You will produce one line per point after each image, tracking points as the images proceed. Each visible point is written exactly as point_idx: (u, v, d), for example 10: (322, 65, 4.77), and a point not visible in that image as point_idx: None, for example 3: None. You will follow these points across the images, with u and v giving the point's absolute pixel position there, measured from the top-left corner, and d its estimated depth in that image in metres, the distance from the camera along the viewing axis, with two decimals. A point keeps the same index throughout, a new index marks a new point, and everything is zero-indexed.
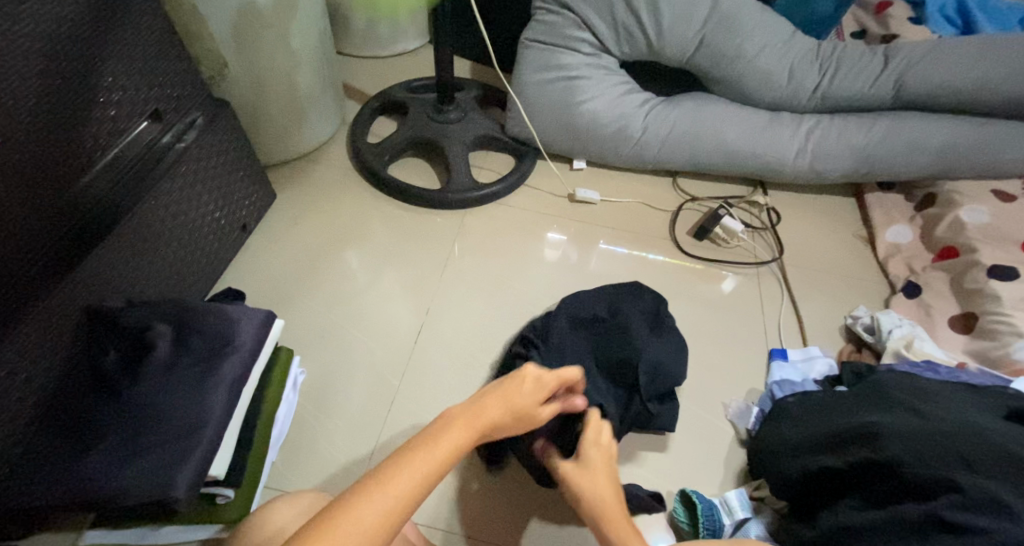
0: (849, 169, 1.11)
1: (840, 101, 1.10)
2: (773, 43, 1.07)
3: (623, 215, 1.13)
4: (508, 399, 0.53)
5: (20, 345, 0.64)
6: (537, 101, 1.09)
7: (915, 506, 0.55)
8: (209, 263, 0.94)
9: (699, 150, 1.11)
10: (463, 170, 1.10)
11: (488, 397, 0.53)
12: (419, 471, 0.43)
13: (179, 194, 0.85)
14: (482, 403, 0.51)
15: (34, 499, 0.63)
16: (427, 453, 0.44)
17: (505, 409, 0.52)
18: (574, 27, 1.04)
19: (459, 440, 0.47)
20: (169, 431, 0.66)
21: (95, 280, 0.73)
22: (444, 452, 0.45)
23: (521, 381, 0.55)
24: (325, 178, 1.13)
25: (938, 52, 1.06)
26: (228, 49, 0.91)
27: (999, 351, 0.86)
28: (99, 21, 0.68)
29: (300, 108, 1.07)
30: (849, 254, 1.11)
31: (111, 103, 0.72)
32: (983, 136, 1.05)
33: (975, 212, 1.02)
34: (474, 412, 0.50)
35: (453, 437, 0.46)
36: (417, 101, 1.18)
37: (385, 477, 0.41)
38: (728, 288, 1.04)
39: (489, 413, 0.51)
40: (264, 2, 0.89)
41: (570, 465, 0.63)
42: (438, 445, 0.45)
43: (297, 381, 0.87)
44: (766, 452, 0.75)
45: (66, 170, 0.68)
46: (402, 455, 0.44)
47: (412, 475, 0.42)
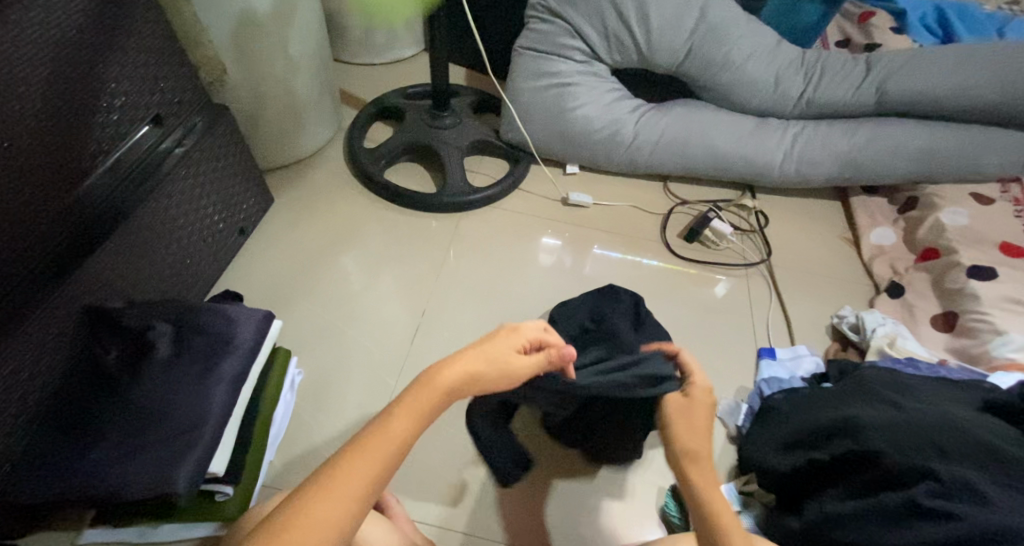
0: (834, 174, 1.14)
1: (825, 108, 1.13)
2: (759, 52, 1.10)
3: (615, 218, 1.15)
4: (466, 368, 0.51)
5: (24, 344, 0.65)
6: (531, 107, 1.11)
7: (895, 495, 0.57)
8: (208, 265, 0.95)
9: (688, 155, 1.13)
10: (458, 174, 1.12)
11: (437, 372, 0.50)
12: (369, 465, 0.43)
13: (179, 198, 0.86)
14: (441, 369, 0.50)
15: (39, 496, 0.64)
16: (373, 453, 0.44)
17: (466, 372, 0.51)
18: (566, 35, 1.07)
19: (410, 426, 0.46)
20: (170, 427, 0.67)
21: (96, 281, 0.74)
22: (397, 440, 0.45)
23: (493, 339, 0.54)
24: (322, 183, 1.15)
25: (917, 61, 1.10)
26: (228, 55, 0.93)
27: (978, 348, 0.89)
28: (104, 28, 0.70)
29: (297, 113, 1.08)
30: (835, 256, 1.14)
31: (114, 108, 0.73)
32: (962, 142, 1.09)
33: (955, 214, 1.06)
34: (426, 390, 0.49)
35: (402, 422, 0.46)
36: (412, 107, 1.20)
37: (331, 485, 0.41)
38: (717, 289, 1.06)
39: (444, 382, 0.50)
40: (263, 10, 0.91)
41: (678, 397, 0.62)
42: (387, 435, 0.45)
43: (294, 381, 0.88)
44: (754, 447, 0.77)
45: (69, 172, 0.69)
46: (351, 451, 0.44)
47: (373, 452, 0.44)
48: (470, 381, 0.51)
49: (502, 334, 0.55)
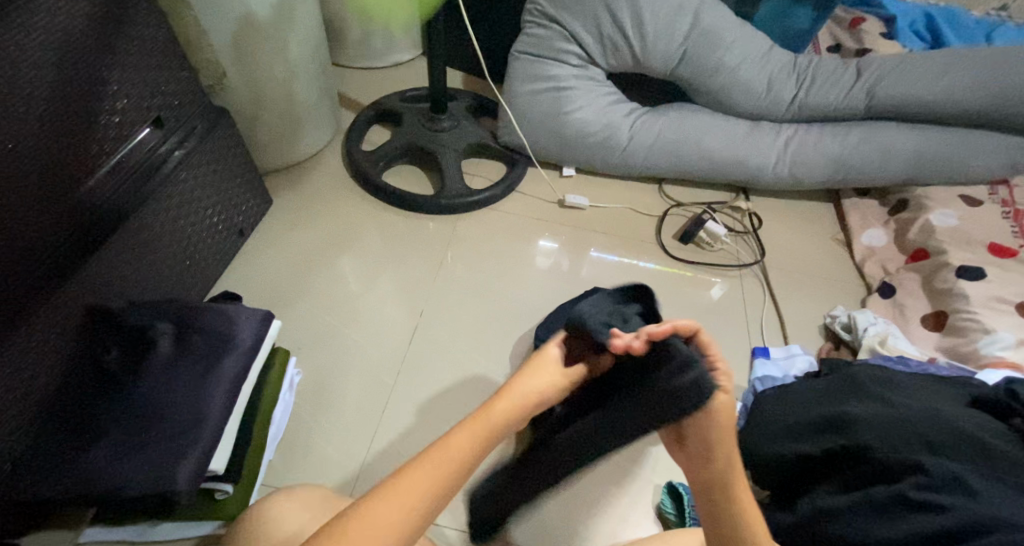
0: (826, 176, 1.15)
1: (817, 111, 1.15)
2: (752, 57, 1.12)
3: (611, 220, 1.17)
4: (524, 395, 0.50)
5: (28, 343, 0.66)
6: (527, 110, 1.13)
7: (885, 488, 0.58)
8: (207, 266, 0.96)
9: (683, 158, 1.15)
10: (456, 177, 1.13)
11: (502, 397, 0.49)
12: (417, 492, 0.43)
13: (179, 200, 0.87)
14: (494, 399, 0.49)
15: (42, 493, 0.65)
16: (433, 466, 0.44)
17: (516, 400, 0.49)
18: (562, 40, 1.08)
19: (471, 445, 0.46)
20: (171, 426, 0.68)
21: (98, 281, 0.75)
22: (457, 457, 0.45)
23: (540, 366, 0.52)
24: (320, 185, 1.16)
25: (906, 65, 1.12)
26: (228, 59, 0.94)
27: (967, 347, 0.90)
28: (106, 33, 0.71)
29: (296, 116, 1.09)
30: (827, 257, 1.16)
31: (116, 111, 0.74)
32: (951, 145, 1.11)
33: (945, 216, 1.08)
34: (487, 412, 0.48)
35: (463, 441, 0.46)
36: (410, 110, 1.21)
37: (368, 511, 0.41)
38: (712, 290, 1.08)
39: (497, 412, 0.48)
40: (262, 15, 0.92)
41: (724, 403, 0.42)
42: (448, 452, 0.45)
43: (293, 381, 0.88)
44: (747, 446, 0.78)
45: (72, 174, 0.70)
46: (420, 457, 0.45)
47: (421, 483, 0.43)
48: (520, 409, 0.49)
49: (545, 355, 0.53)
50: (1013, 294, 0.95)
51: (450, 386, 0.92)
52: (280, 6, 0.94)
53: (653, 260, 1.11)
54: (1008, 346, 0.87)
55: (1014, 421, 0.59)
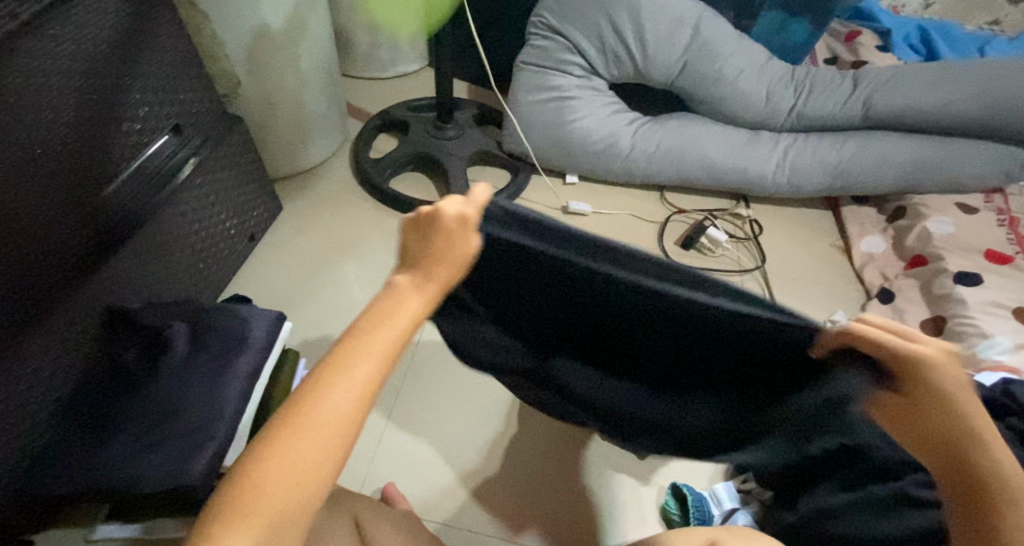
0: (824, 184, 1.18)
1: (815, 121, 1.18)
2: (751, 68, 1.15)
3: (614, 227, 1.19)
4: (415, 298, 0.41)
5: (46, 342, 0.68)
6: (532, 119, 1.16)
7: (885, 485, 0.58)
8: (218, 270, 0.98)
9: (684, 166, 1.17)
10: (461, 184, 1.16)
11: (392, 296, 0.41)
12: (309, 458, 0.37)
13: (195, 204, 0.89)
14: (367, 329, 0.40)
15: (60, 486, 0.66)
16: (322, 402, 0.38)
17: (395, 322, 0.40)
18: (566, 52, 1.11)
19: (347, 406, 0.38)
20: (186, 422, 0.69)
21: (117, 281, 0.77)
22: (349, 386, 0.38)
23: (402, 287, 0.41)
24: (328, 192, 1.18)
25: (901, 77, 1.15)
26: (243, 69, 0.97)
27: (966, 351, 0.92)
28: (131, 43, 0.74)
29: (306, 124, 1.12)
30: (827, 263, 1.17)
31: (137, 118, 0.77)
32: (947, 153, 1.13)
33: (942, 223, 1.10)
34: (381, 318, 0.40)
35: (338, 399, 0.37)
36: (417, 119, 1.24)
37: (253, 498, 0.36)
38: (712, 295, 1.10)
39: (398, 327, 0.40)
40: (277, 27, 0.95)
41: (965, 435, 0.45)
42: (341, 381, 0.38)
43: None
44: None
45: (94, 178, 0.72)
46: (289, 424, 0.37)
47: (304, 455, 0.36)
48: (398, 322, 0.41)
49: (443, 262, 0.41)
50: (1010, 299, 0.97)
51: (457, 389, 0.93)
52: (294, 18, 0.97)
53: None
54: (1005, 350, 0.89)
55: (1011, 419, 0.61)
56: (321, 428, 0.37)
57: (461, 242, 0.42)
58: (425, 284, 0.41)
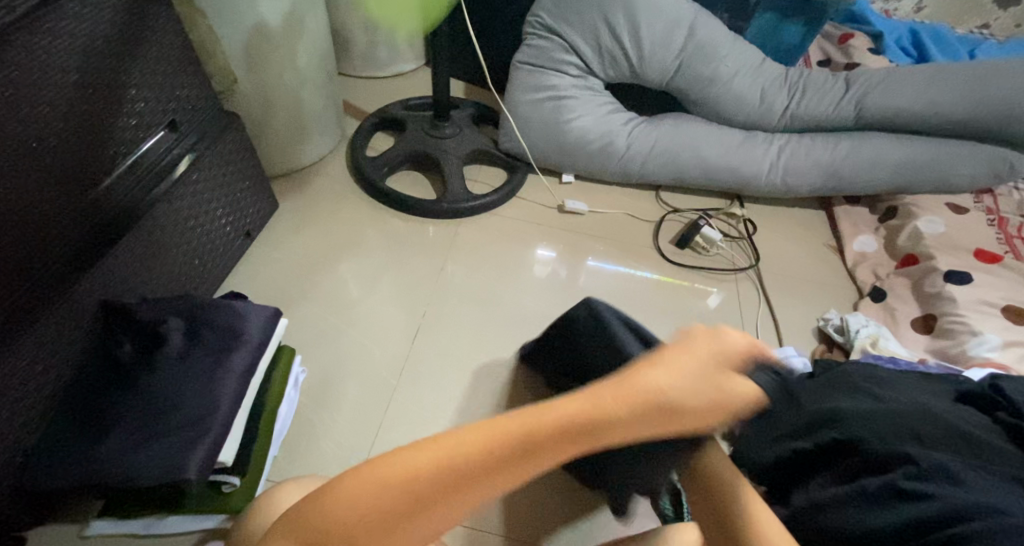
0: (818, 184, 1.19)
1: (808, 121, 1.19)
2: (745, 68, 1.16)
3: (609, 226, 1.19)
4: (620, 400, 0.37)
5: (40, 336, 0.68)
6: (528, 118, 1.16)
7: (876, 480, 0.57)
8: (215, 266, 0.98)
9: (680, 166, 1.18)
10: (458, 183, 1.16)
11: (599, 388, 0.38)
12: (421, 465, 0.35)
13: (191, 200, 0.89)
14: (549, 402, 0.37)
15: (55, 480, 0.66)
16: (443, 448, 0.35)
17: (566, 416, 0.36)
18: (562, 52, 1.12)
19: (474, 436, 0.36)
20: (183, 416, 0.69)
21: (113, 276, 0.77)
22: (478, 451, 0.35)
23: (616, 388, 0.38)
24: (325, 189, 1.19)
25: (894, 79, 1.17)
26: (240, 66, 0.97)
27: (955, 348, 0.93)
28: (128, 39, 0.74)
29: (303, 122, 1.12)
30: (820, 262, 1.19)
31: (133, 113, 0.77)
32: (938, 154, 1.15)
33: (932, 223, 1.12)
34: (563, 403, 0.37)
35: (474, 430, 0.36)
36: (414, 118, 1.25)
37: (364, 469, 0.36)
38: (707, 292, 1.11)
39: (553, 418, 0.36)
40: (275, 24, 0.95)
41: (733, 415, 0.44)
42: (464, 438, 0.35)
43: (298, 379, 0.90)
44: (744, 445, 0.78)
45: (91, 174, 0.72)
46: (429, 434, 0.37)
47: (428, 461, 0.35)
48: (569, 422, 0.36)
49: (654, 376, 0.39)
50: (998, 297, 0.98)
51: (453, 386, 0.93)
52: (291, 16, 0.97)
53: (651, 263, 1.14)
54: (994, 347, 0.90)
55: (1000, 413, 0.62)
56: (417, 472, 0.34)
57: (707, 370, 0.41)
58: (614, 389, 0.38)
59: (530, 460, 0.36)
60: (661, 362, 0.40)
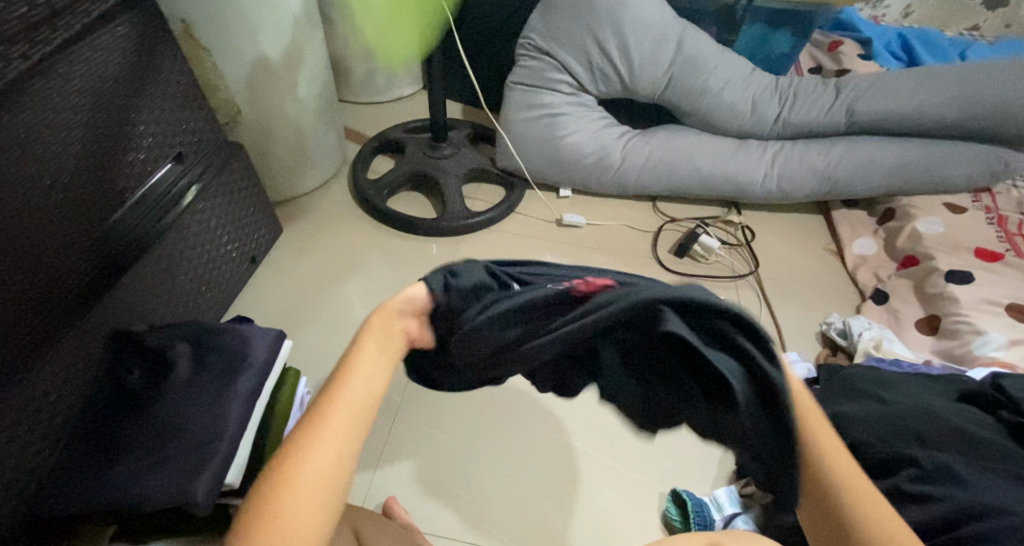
0: (813, 190, 1.20)
1: (800, 129, 1.21)
2: (735, 78, 1.18)
3: (609, 238, 1.20)
4: (378, 344, 0.46)
5: (51, 366, 0.70)
6: (524, 136, 1.19)
7: (880, 483, 0.58)
8: (223, 290, 1.01)
9: (676, 178, 1.20)
10: (456, 201, 1.18)
11: (337, 402, 0.42)
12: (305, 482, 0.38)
13: (198, 228, 0.92)
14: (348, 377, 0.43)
15: (67, 508, 0.67)
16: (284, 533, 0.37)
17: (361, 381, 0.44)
18: (554, 71, 1.15)
19: (340, 436, 0.40)
20: (186, 441, 0.69)
21: (119, 305, 0.79)
22: (306, 508, 0.38)
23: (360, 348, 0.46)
24: (326, 212, 1.21)
25: (883, 82, 1.18)
26: (243, 99, 1.01)
27: (961, 348, 0.93)
28: (136, 79, 0.77)
29: (305, 147, 1.15)
30: (821, 266, 1.19)
31: (142, 147, 0.80)
32: (931, 155, 1.15)
33: (931, 223, 1.13)
34: (323, 424, 0.41)
35: (333, 428, 0.40)
36: (413, 140, 1.27)
37: (274, 516, 0.37)
38: None
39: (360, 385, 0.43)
40: (275, 57, 0.99)
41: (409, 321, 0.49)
42: (301, 486, 0.38)
43: (303, 400, 0.89)
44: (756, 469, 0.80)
45: (100, 209, 0.75)
46: (293, 444, 0.40)
47: (317, 465, 0.39)
48: (364, 397, 0.43)
49: (380, 317, 0.47)
50: (1001, 295, 0.99)
51: (450, 417, 0.94)
52: (291, 48, 1.01)
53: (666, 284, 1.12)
54: (1000, 346, 0.91)
55: (1000, 411, 0.61)
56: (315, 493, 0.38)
57: (390, 340, 0.47)
58: (374, 335, 0.46)
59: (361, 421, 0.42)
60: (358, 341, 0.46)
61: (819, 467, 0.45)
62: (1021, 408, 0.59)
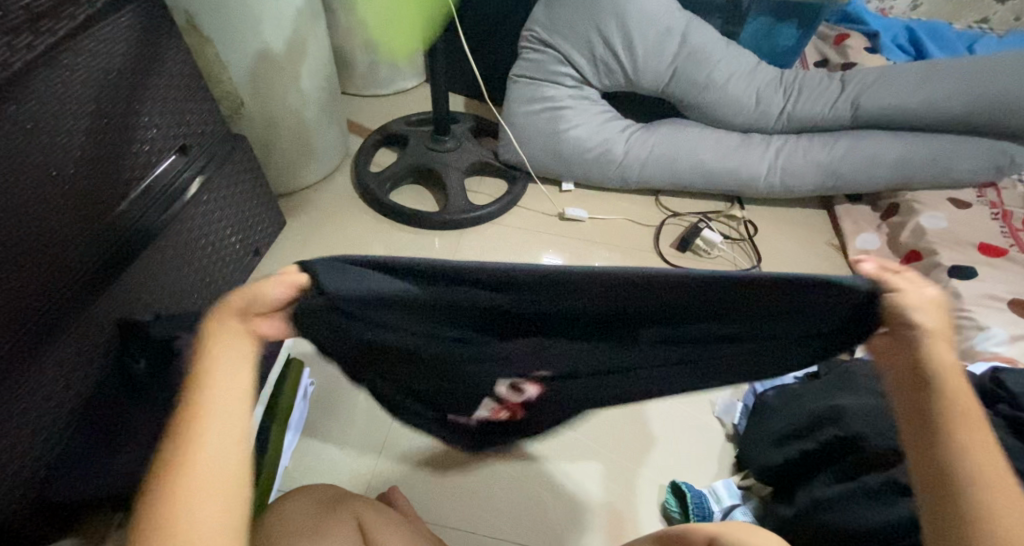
0: (817, 184, 1.20)
1: (804, 123, 1.20)
2: (739, 72, 1.18)
3: (611, 232, 1.21)
4: (231, 344, 0.43)
5: (61, 356, 0.70)
6: (526, 130, 1.19)
7: (878, 475, 0.61)
8: (226, 282, 1.01)
9: (678, 171, 1.20)
10: (458, 194, 1.18)
11: (204, 414, 0.40)
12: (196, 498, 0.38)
13: (202, 220, 0.93)
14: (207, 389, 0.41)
15: None
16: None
17: (224, 386, 0.42)
18: (557, 64, 1.14)
19: (219, 444, 0.40)
20: None
21: (125, 295, 0.80)
22: (207, 519, 0.38)
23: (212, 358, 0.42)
24: (329, 205, 1.22)
25: (888, 76, 1.17)
26: (246, 91, 1.01)
27: (963, 344, 0.93)
28: (140, 71, 0.78)
29: (308, 140, 1.16)
30: (824, 261, 1.19)
31: (146, 139, 0.81)
32: (936, 149, 1.15)
33: (935, 218, 1.12)
34: (192, 450, 0.39)
35: (205, 441, 0.40)
36: (416, 133, 1.27)
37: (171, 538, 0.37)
38: None
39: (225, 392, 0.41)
40: (278, 49, 0.99)
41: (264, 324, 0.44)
42: (196, 503, 0.38)
43: (308, 391, 0.93)
44: (755, 461, 0.81)
45: (105, 200, 0.75)
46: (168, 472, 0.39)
47: (200, 482, 0.38)
48: (229, 399, 0.41)
49: (217, 329, 0.43)
50: (1004, 291, 0.98)
51: None
52: (294, 40, 1.01)
53: None
54: (1002, 341, 0.90)
55: (999, 406, 0.61)
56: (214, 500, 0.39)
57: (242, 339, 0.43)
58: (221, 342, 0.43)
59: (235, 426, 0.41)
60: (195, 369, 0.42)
61: (948, 460, 0.41)
62: (1019, 403, 0.59)
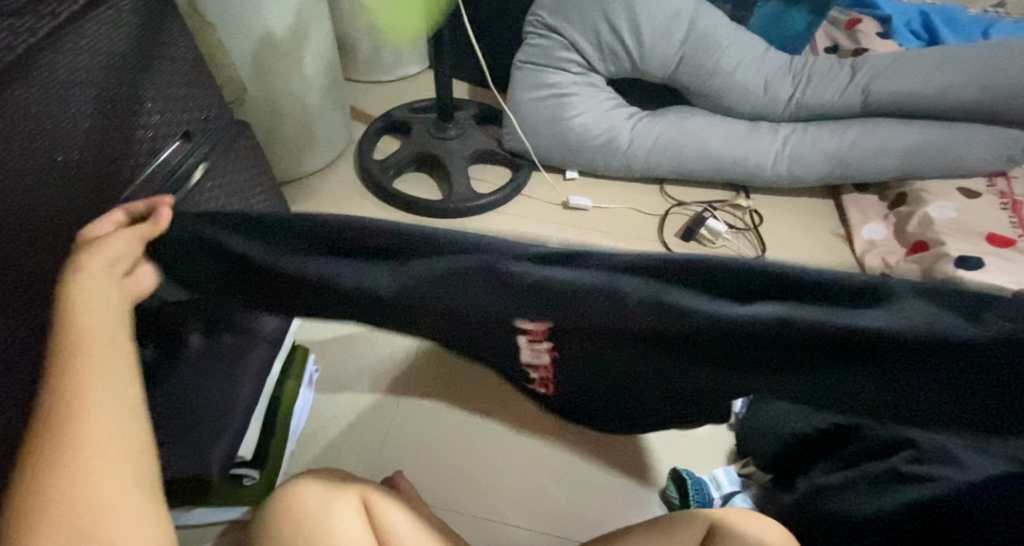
0: (824, 173, 1.18)
1: (813, 110, 1.18)
2: (747, 59, 1.16)
3: (615, 221, 1.20)
4: (91, 290, 0.46)
5: None
6: (531, 117, 1.17)
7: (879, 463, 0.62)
8: None
9: (684, 159, 1.18)
10: (462, 182, 1.18)
11: (81, 356, 0.43)
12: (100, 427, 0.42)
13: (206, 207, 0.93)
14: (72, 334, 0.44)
15: None
16: (84, 503, 0.39)
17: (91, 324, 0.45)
18: (563, 49, 1.13)
19: (107, 378, 0.44)
20: (197, 416, 0.72)
21: None
22: (113, 436, 0.42)
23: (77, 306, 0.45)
24: (332, 192, 1.21)
25: (899, 63, 1.15)
26: (249, 77, 1.01)
27: None
28: (142, 56, 0.77)
29: (311, 126, 1.15)
30: (829, 251, 1.18)
31: (150, 125, 0.80)
32: (947, 138, 1.13)
33: (944, 207, 1.11)
34: (80, 394, 0.42)
35: (91, 379, 0.43)
36: (419, 119, 1.27)
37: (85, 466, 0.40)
38: None
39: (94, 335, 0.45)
40: (280, 34, 0.98)
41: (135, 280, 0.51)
42: (106, 433, 0.42)
43: (313, 378, 0.94)
44: (754, 449, 0.81)
45: (110, 186, 0.75)
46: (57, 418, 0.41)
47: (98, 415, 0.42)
48: (100, 335, 0.45)
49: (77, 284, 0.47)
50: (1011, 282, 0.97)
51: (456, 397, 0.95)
52: (296, 25, 1.00)
53: None
54: None
55: None
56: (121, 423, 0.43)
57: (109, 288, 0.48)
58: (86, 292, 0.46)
59: (113, 362, 0.45)
60: (55, 321, 0.45)
61: None
62: None
